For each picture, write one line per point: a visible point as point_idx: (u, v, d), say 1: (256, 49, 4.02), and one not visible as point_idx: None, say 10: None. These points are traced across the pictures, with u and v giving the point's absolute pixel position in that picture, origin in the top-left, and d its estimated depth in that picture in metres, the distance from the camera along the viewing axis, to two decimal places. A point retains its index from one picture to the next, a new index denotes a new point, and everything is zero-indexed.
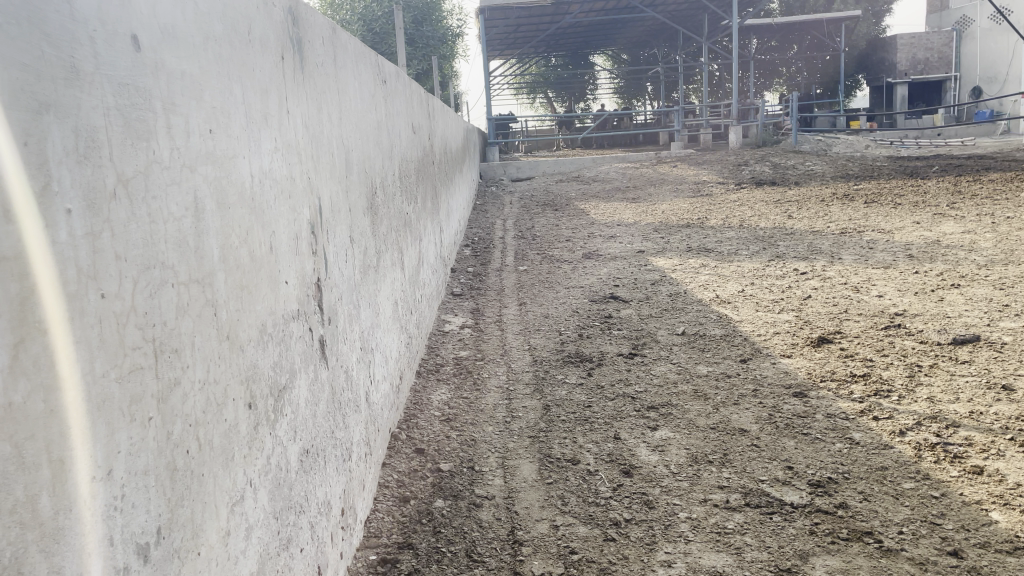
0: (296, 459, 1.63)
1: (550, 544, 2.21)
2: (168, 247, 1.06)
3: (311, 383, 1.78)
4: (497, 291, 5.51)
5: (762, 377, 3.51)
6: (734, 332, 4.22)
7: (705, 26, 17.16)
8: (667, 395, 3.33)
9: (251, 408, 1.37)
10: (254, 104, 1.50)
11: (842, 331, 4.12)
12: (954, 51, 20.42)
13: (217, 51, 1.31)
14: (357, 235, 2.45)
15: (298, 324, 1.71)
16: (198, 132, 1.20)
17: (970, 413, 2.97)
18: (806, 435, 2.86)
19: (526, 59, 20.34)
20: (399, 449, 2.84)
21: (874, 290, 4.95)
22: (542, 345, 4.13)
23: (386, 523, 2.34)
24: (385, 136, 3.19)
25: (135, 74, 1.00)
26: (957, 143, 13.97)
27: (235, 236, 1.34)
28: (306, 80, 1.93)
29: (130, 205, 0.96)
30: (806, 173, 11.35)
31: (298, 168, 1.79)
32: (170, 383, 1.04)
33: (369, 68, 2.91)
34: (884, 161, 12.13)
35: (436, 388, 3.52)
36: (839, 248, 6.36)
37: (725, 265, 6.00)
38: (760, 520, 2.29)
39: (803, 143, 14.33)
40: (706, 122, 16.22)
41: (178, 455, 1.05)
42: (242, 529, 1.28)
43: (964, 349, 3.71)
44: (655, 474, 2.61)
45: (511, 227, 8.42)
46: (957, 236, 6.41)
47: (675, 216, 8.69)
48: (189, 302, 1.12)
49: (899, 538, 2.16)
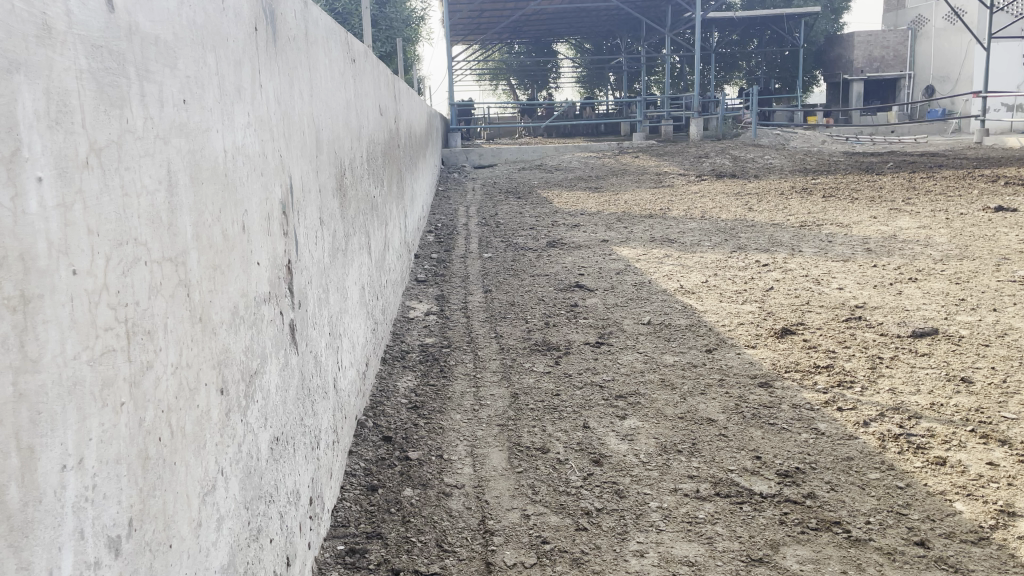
0: (266, 448, 1.58)
1: (521, 534, 2.18)
2: (141, 223, 1.00)
3: (281, 369, 1.73)
4: (461, 278, 5.46)
5: (727, 367, 3.52)
6: (699, 322, 4.24)
7: (668, 17, 17.19)
8: (634, 384, 3.33)
9: (222, 394, 1.31)
10: (228, 76, 1.43)
11: (805, 322, 4.16)
12: (909, 50, 20.83)
13: (191, 18, 1.24)
14: (327, 216, 2.39)
15: (269, 307, 1.65)
16: (172, 103, 1.13)
17: (931, 404, 3.01)
18: (772, 425, 2.88)
19: (490, 45, 20.21)
20: (366, 437, 2.79)
21: (835, 282, 5.01)
22: (508, 333, 4.10)
23: (354, 512, 2.29)
24: (354, 117, 3.11)
25: (108, 35, 0.93)
26: (910, 141, 14.24)
27: (208, 214, 1.28)
28: (279, 54, 1.86)
29: (103, 176, 0.90)
30: (765, 166, 11.46)
31: (271, 146, 1.73)
32: (143, 366, 0.98)
33: (339, 44, 2.83)
34: (841, 156, 12.31)
35: (402, 375, 3.47)
36: (799, 240, 6.42)
37: (688, 255, 6.02)
38: (731, 510, 2.29)
39: (762, 136, 14.48)
40: (668, 114, 16.30)
41: (150, 443, 0.99)
42: (214, 520, 1.22)
43: (924, 341, 3.77)
44: (625, 463, 2.60)
45: (474, 214, 8.36)
46: (912, 231, 6.53)
47: (637, 206, 8.71)
48: (162, 281, 1.06)
49: (866, 528, 2.18)
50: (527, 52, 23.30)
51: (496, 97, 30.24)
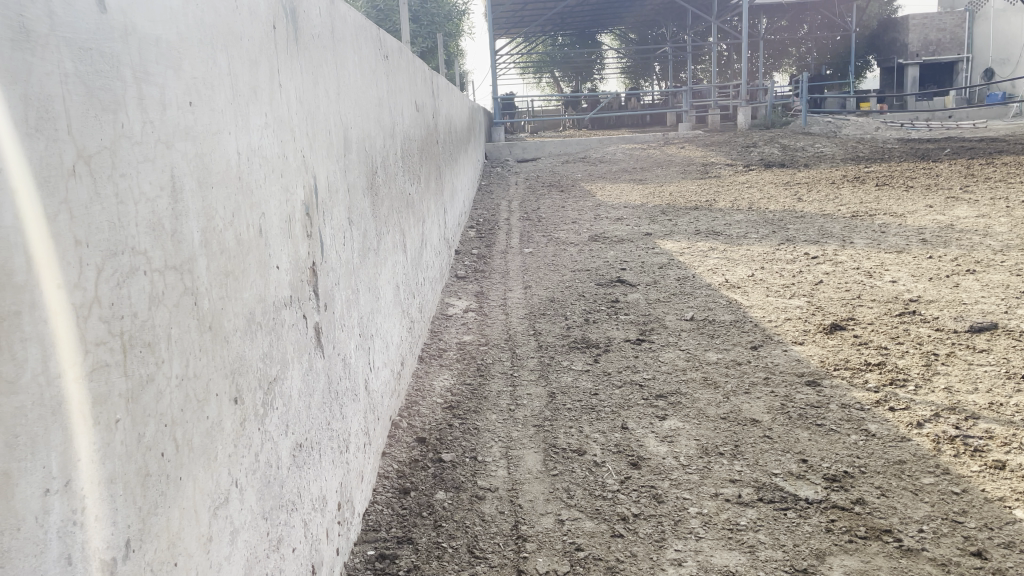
0: (289, 455, 1.54)
1: (555, 540, 2.12)
2: (140, 231, 0.96)
3: (304, 373, 1.69)
4: (501, 273, 5.41)
5: (774, 365, 3.41)
6: (744, 318, 4.12)
7: (714, 5, 16.88)
8: (676, 383, 3.24)
9: (236, 403, 1.27)
10: (242, 76, 1.39)
11: (855, 317, 4.01)
12: (967, 32, 20.11)
13: (198, 16, 1.20)
14: (356, 217, 2.35)
15: (291, 311, 1.62)
16: (176, 103, 1.09)
17: (990, 404, 2.86)
18: (820, 426, 2.77)
19: (533, 38, 20.17)
20: (399, 438, 2.76)
21: (888, 275, 4.83)
22: (547, 330, 4.03)
23: (385, 516, 2.26)
24: (386, 114, 3.07)
25: (98, 37, 0.89)
26: (969, 125, 13.72)
27: (218, 218, 1.24)
28: (301, 52, 1.82)
29: (93, 185, 0.86)
30: (816, 155, 11.17)
31: (292, 147, 1.69)
32: (142, 380, 0.95)
33: (369, 42, 2.78)
34: (895, 143, 11.94)
35: (439, 374, 3.44)
36: (850, 231, 6.22)
37: (734, 248, 5.88)
38: (775, 516, 2.20)
39: (812, 124, 14.12)
40: (714, 103, 16.00)
41: (150, 459, 0.96)
42: (227, 533, 1.19)
43: (982, 336, 3.59)
44: (663, 466, 2.52)
45: (516, 208, 8.31)
46: (971, 220, 6.28)
47: (683, 198, 8.56)
48: (165, 290, 1.02)
49: (919, 537, 2.07)
50: (571, 44, 23.20)
51: (540, 90, 30.15)
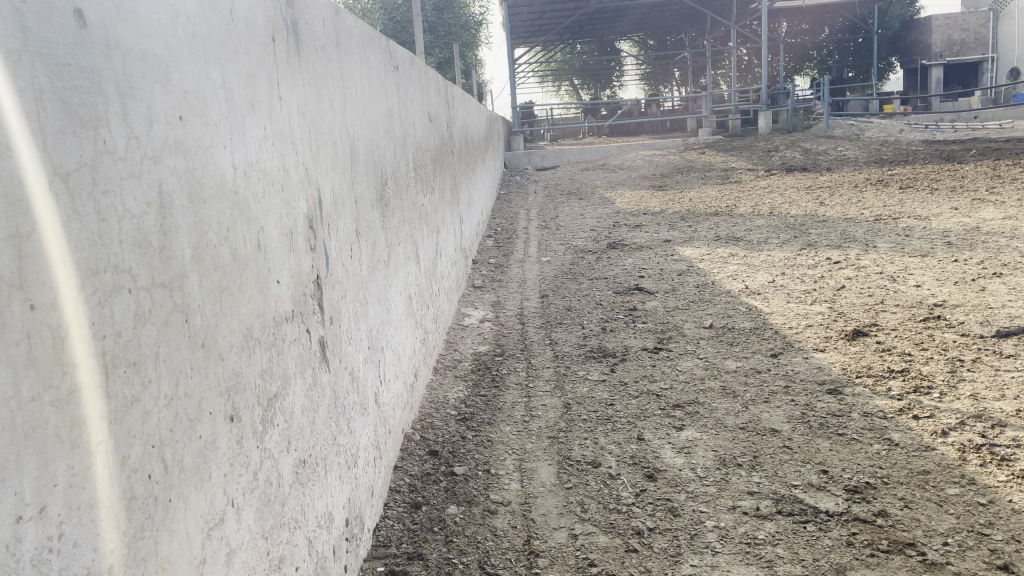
0: (291, 472, 1.52)
1: (568, 555, 2.08)
2: (125, 248, 0.94)
3: (308, 389, 1.67)
4: (518, 283, 5.38)
5: (794, 373, 3.34)
6: (764, 325, 4.05)
7: (732, 10, 16.76)
8: (694, 393, 3.19)
9: (232, 421, 1.25)
10: (238, 89, 1.37)
11: (878, 323, 3.93)
12: (991, 32, 19.82)
13: (189, 30, 1.19)
14: (365, 229, 2.34)
15: (293, 325, 1.60)
16: (163, 119, 1.08)
17: (1017, 411, 2.78)
18: (841, 436, 2.70)
19: (551, 47, 20.16)
20: (412, 451, 2.73)
21: (912, 279, 4.73)
22: (564, 340, 3.99)
23: (396, 531, 2.22)
24: (397, 124, 3.06)
25: (77, 52, 0.88)
26: (994, 127, 13.49)
27: (213, 233, 1.22)
28: (303, 63, 1.81)
29: (72, 203, 0.85)
30: (838, 158, 11.05)
31: (293, 160, 1.68)
32: (127, 401, 0.93)
33: (378, 53, 2.78)
34: (919, 145, 11.77)
35: (453, 386, 3.41)
36: (873, 235, 6.12)
37: (754, 255, 5.79)
38: (793, 529, 2.14)
39: (834, 127, 13.95)
40: (734, 107, 15.87)
41: (137, 482, 0.93)
42: (222, 554, 1.16)
43: (1009, 341, 3.50)
44: (680, 479, 2.47)
45: (535, 217, 8.27)
46: (998, 222, 6.15)
47: (703, 204, 8.47)
48: (153, 308, 1.00)
49: (944, 550, 2.01)
50: (590, 52, 23.18)
51: (560, 97, 30.12)
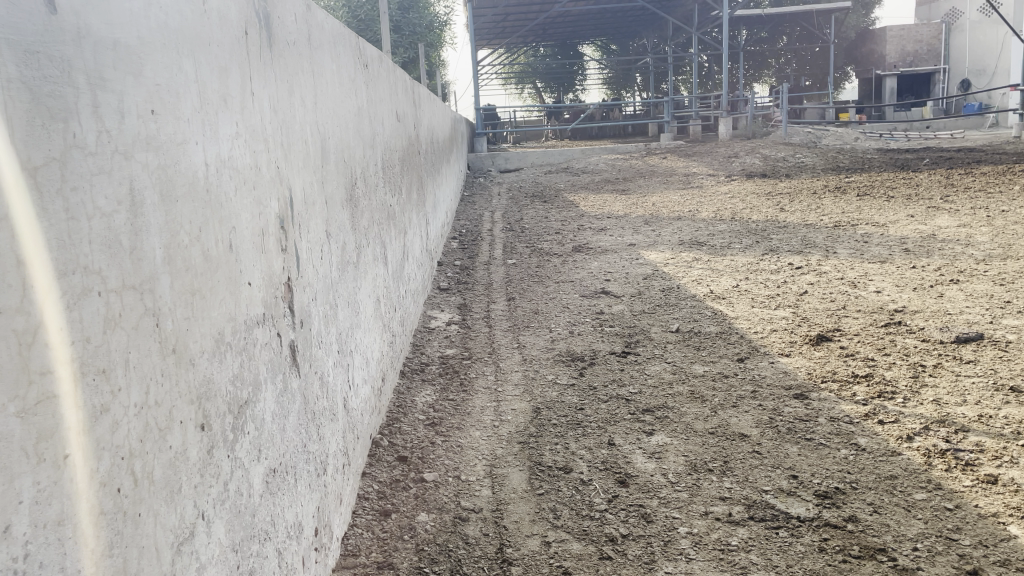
0: (261, 481, 1.47)
1: (540, 563, 2.05)
2: (95, 249, 0.89)
3: (279, 395, 1.61)
4: (485, 285, 5.35)
5: (761, 377, 3.36)
6: (730, 329, 4.07)
7: (694, 16, 16.93)
8: (663, 397, 3.18)
9: (203, 430, 1.19)
10: (210, 84, 1.32)
11: (841, 328, 3.97)
12: (943, 43, 20.29)
13: (162, 19, 1.14)
14: (335, 229, 2.28)
15: (264, 329, 1.54)
16: (135, 112, 1.02)
17: (979, 417, 2.82)
18: (809, 440, 2.72)
19: (514, 49, 20.19)
20: (381, 457, 2.68)
21: (872, 285, 4.81)
22: (532, 344, 3.97)
23: (366, 540, 2.17)
24: (366, 123, 3.01)
25: (47, 40, 0.83)
26: (946, 137, 13.81)
27: (184, 232, 1.16)
28: (275, 59, 1.76)
29: (39, 199, 0.79)
30: (797, 165, 11.22)
31: (265, 156, 1.62)
32: (97, 411, 0.87)
33: (348, 51, 2.73)
34: (874, 153, 12.00)
35: (421, 389, 3.37)
36: (833, 241, 6.21)
37: (718, 259, 5.83)
38: (766, 536, 2.14)
39: (792, 134, 14.16)
40: (695, 113, 16.02)
41: (105, 497, 0.88)
42: (192, 568, 1.11)
43: (967, 347, 3.56)
44: (652, 484, 2.46)
45: (500, 219, 8.24)
46: (952, 230, 6.28)
47: (666, 208, 8.53)
48: (123, 311, 0.95)
49: (914, 555, 2.02)
50: (553, 55, 23.27)
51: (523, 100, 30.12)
